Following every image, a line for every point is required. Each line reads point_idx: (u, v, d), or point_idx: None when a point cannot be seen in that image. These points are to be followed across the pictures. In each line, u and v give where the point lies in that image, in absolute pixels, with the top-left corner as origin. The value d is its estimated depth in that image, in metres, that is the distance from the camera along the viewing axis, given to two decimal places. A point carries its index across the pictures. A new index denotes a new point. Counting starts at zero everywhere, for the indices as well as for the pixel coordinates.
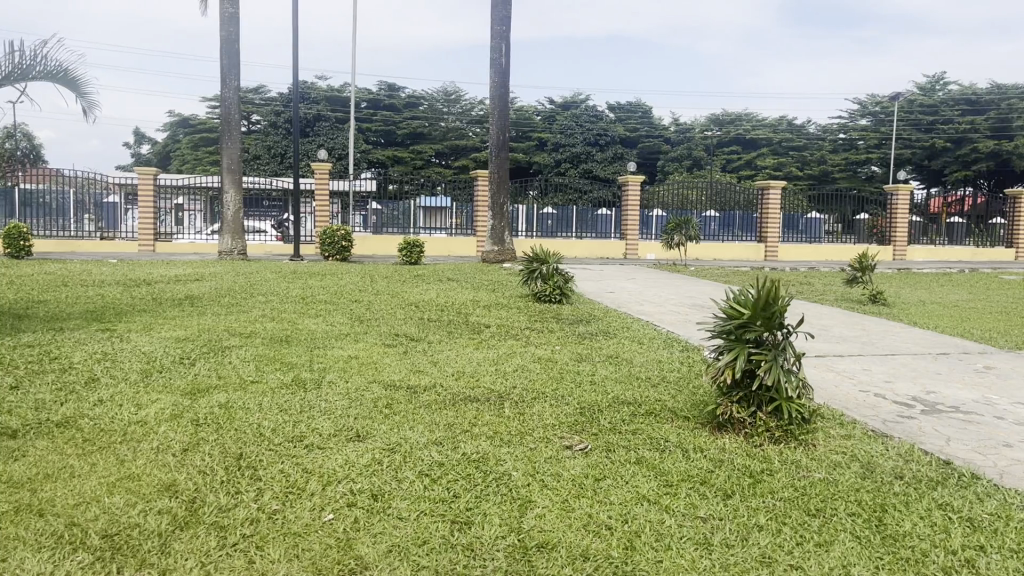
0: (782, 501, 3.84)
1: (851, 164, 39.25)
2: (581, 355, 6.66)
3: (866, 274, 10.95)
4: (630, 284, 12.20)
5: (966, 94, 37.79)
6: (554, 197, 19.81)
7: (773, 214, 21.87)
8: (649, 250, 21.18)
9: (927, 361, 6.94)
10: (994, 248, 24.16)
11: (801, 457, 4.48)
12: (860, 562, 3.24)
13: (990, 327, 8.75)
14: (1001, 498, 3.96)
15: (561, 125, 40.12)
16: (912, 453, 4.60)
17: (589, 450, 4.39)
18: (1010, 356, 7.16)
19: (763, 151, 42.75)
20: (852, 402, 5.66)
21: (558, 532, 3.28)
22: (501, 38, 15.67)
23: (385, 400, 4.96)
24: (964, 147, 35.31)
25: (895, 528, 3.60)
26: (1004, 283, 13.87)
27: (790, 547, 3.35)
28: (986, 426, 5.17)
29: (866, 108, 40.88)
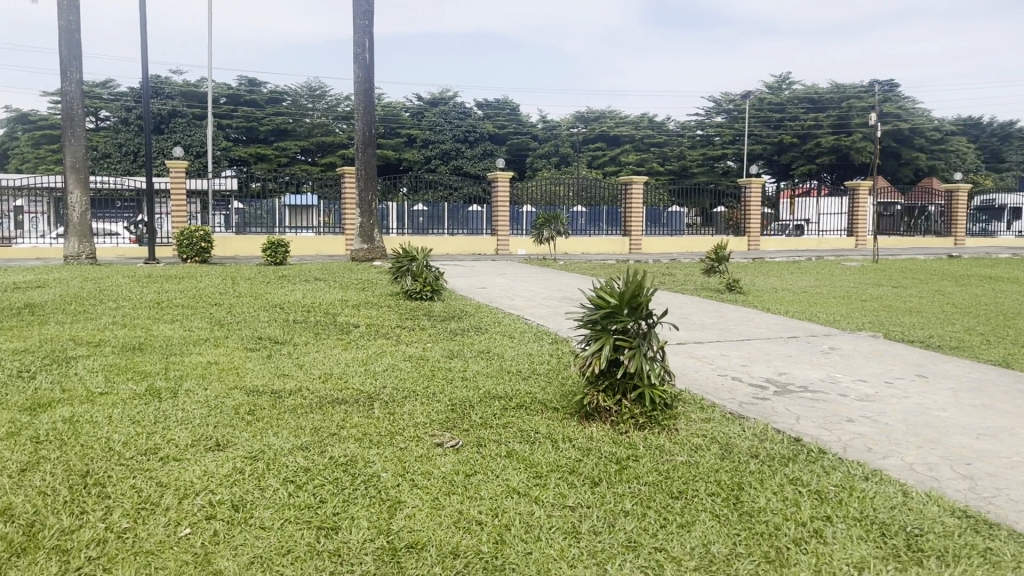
0: (646, 486, 3.97)
1: (708, 160, 40.94)
2: (451, 351, 6.64)
3: (722, 264, 11.51)
4: (500, 279, 12.29)
5: (810, 93, 40.31)
6: (425, 193, 19.69)
7: (637, 208, 22.48)
8: (519, 246, 21.42)
9: (779, 344, 7.33)
10: (836, 238, 25.76)
11: (665, 442, 4.63)
12: (720, 541, 3.39)
13: (834, 311, 9.35)
14: (845, 471, 4.26)
15: (430, 121, 40.06)
16: (765, 433, 4.86)
17: (459, 446, 4.38)
18: (851, 337, 7.69)
19: (627, 147, 44.16)
20: (710, 386, 5.92)
21: (428, 531, 3.26)
22: (364, 32, 15.38)
23: (247, 407, 4.76)
24: (809, 142, 37.64)
25: (751, 504, 3.80)
26: (845, 269, 14.84)
27: (654, 530, 3.46)
28: (831, 403, 5.54)
29: (721, 106, 43.11)
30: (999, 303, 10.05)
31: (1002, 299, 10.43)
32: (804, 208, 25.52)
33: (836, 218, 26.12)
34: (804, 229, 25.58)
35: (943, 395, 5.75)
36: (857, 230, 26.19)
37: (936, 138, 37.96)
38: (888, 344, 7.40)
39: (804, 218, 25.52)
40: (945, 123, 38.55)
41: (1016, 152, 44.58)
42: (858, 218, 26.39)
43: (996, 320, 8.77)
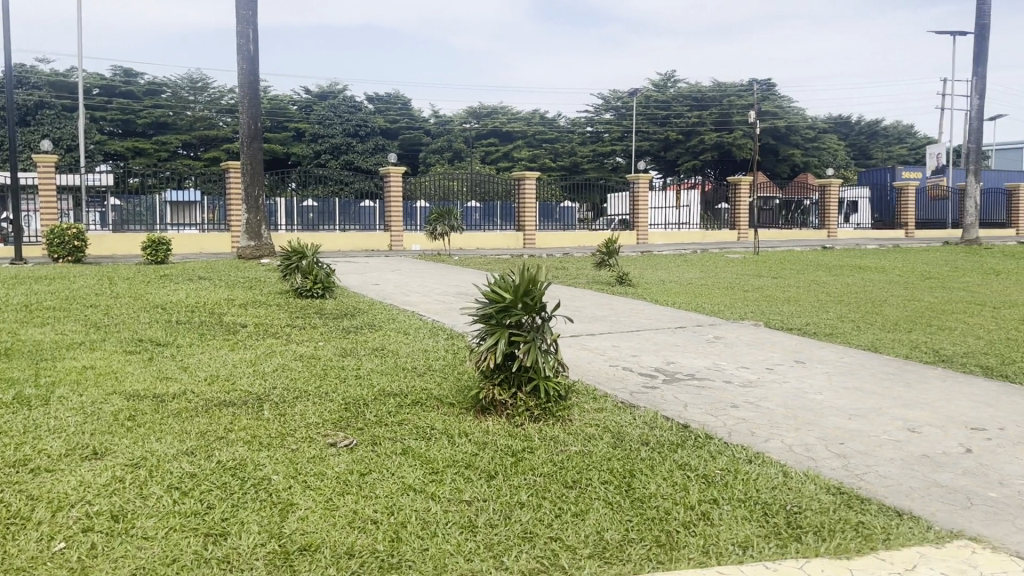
0: (541, 477, 4.01)
1: (597, 156, 41.93)
2: (345, 349, 6.53)
3: (613, 258, 11.79)
4: (394, 275, 12.18)
5: (693, 91, 41.79)
6: (315, 188, 19.26)
7: (529, 203, 22.68)
8: (413, 241, 21.26)
9: (668, 335, 7.56)
10: (720, 231, 26.70)
11: (559, 433, 4.70)
12: (613, 528, 3.47)
13: (718, 301, 9.72)
14: (730, 455, 4.44)
15: (319, 115, 39.23)
16: (655, 420, 5.00)
17: (353, 446, 4.31)
18: (735, 326, 8.00)
19: (519, 143, 44.56)
20: (602, 377, 6.04)
21: (322, 533, 3.19)
22: (247, 23, 14.91)
23: (127, 413, 4.54)
24: (693, 139, 38.97)
25: (642, 491, 3.91)
26: (728, 261, 15.46)
27: (549, 520, 3.51)
28: (716, 390, 5.76)
29: (610, 103, 44.11)
30: (867, 292, 10.68)
31: (871, 288, 11.09)
32: (628, 202, 24.75)
33: (662, 212, 25.49)
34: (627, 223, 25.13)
35: (818, 379, 6.07)
36: (682, 224, 26.07)
37: (810, 136, 40.00)
38: (769, 332, 7.75)
39: (629, 212, 24.90)
40: (818, 122, 40.68)
41: (881, 149, 47.51)
42: (682, 211, 26.05)
43: (865, 307, 9.32)
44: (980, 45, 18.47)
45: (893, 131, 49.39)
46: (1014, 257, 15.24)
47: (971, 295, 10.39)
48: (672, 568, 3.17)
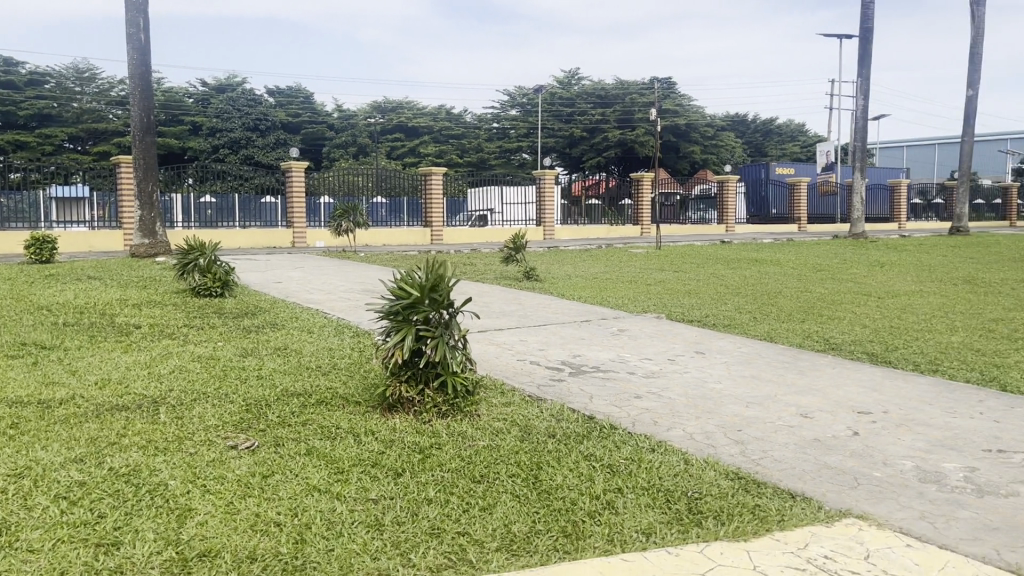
0: (448, 473, 4.01)
1: (504, 152, 42.14)
2: (246, 349, 6.35)
3: (520, 253, 11.87)
4: (297, 272, 11.91)
5: (597, 88, 42.50)
6: (213, 184, 18.64)
7: (436, 199, 22.59)
8: (317, 238, 20.84)
9: (573, 328, 7.66)
10: (624, 227, 27.17)
11: (467, 428, 4.70)
12: (520, 520, 3.50)
13: (622, 295, 9.92)
14: (635, 444, 4.54)
15: (217, 108, 38.02)
16: (562, 413, 5.06)
17: (255, 447, 4.20)
18: (638, 319, 8.18)
19: (425, 138, 44.31)
20: (509, 371, 6.08)
21: (222, 538, 3.10)
22: (138, 11, 14.30)
23: (9, 421, 4.29)
24: (597, 136, 39.60)
25: (549, 482, 3.95)
26: (632, 256, 15.78)
27: (457, 515, 3.50)
28: (621, 381, 5.88)
29: (515, 99, 44.40)
30: (763, 284, 11.10)
31: (766, 280, 11.53)
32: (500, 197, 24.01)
33: (523, 208, 24.53)
34: (486, 218, 24.09)
35: (718, 369, 6.27)
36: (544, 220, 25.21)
37: (709, 134, 41.20)
38: (671, 324, 7.96)
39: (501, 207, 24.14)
40: (716, 120, 41.96)
41: (775, 146, 49.38)
42: (544, 207, 25.15)
43: (760, 299, 9.68)
44: (865, 48, 19.39)
45: (785, 129, 51.40)
46: (897, 250, 16.11)
47: (857, 286, 10.94)
48: (578, 557, 3.22)
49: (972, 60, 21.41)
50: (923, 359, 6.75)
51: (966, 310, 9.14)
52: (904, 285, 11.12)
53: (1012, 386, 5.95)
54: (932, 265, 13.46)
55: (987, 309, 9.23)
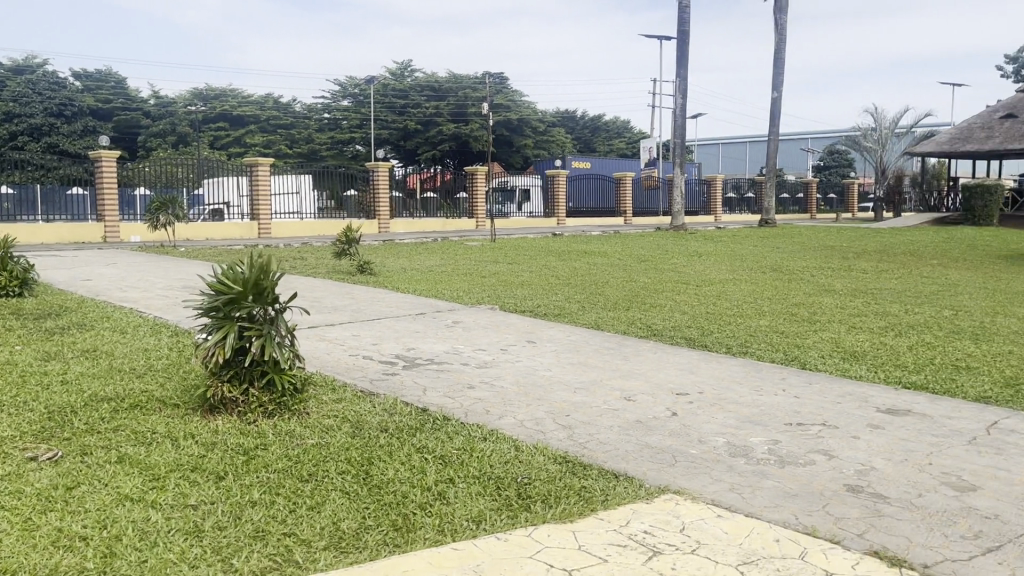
0: (274, 473, 3.88)
1: (336, 143, 41.14)
2: (49, 353, 5.85)
3: (353, 247, 11.68)
4: (110, 269, 11.11)
5: (430, 81, 42.65)
6: (11, 174, 17.07)
7: (264, 192, 21.68)
8: (132, 232, 19.38)
9: (407, 322, 7.62)
10: (459, 220, 27.24)
11: (295, 426, 4.57)
12: (350, 516, 3.44)
13: (457, 287, 9.97)
14: (467, 434, 4.58)
15: (14, 91, 34.74)
16: (394, 406, 5.02)
17: (60, 458, 3.89)
18: (472, 311, 8.25)
19: (251, 128, 42.56)
20: (341, 366, 5.96)
21: (19, 558, 2.84)
22: None
23: None
24: (431, 129, 39.49)
25: (380, 477, 3.91)
26: (467, 248, 15.91)
27: (283, 516, 3.40)
28: (454, 372, 5.91)
29: (347, 90, 43.60)
30: (592, 274, 11.50)
31: (594, 271, 11.94)
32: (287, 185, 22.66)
33: (264, 199, 22.19)
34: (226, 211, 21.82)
35: (548, 357, 6.44)
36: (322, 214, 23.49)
37: (540, 129, 42.15)
38: (504, 315, 8.09)
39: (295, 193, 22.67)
40: (547, 116, 43.01)
41: (603, 142, 51.33)
42: (291, 198, 22.74)
43: (589, 289, 10.03)
44: (681, 51, 20.44)
45: (613, 125, 53.52)
46: (713, 240, 17.17)
47: (677, 275, 11.57)
48: (408, 549, 3.20)
49: (776, 64, 23.10)
50: (735, 343, 7.24)
51: (772, 296, 9.89)
52: (720, 273, 11.87)
53: (809, 365, 6.53)
54: (744, 255, 14.45)
55: (791, 295, 10.03)
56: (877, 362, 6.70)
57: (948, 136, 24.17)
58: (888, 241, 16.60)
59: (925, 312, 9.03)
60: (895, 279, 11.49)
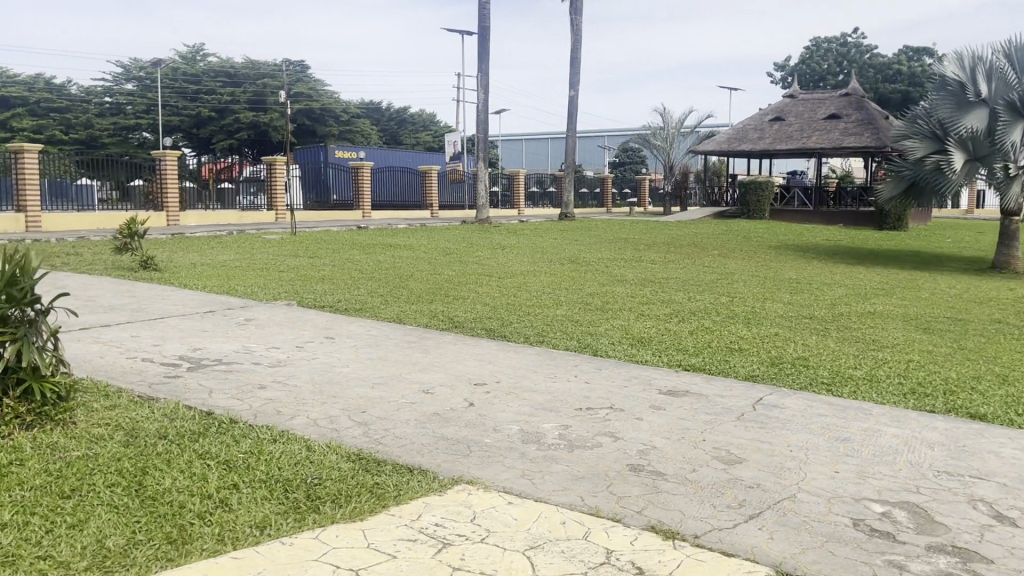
0: (31, 491, 3.51)
1: (120, 129, 38.11)
2: None
3: (135, 240, 10.79)
4: None
5: (225, 66, 40.86)
6: None
7: (33, 181, 19.69)
8: None
9: (195, 320, 7.18)
10: (257, 213, 25.96)
11: (59, 438, 4.16)
12: (117, 532, 3.18)
13: (253, 283, 9.54)
14: (256, 437, 4.37)
15: None
16: (176, 411, 4.70)
17: None
18: (267, 308, 7.90)
19: (19, 111, 38.55)
20: (116, 371, 5.50)
21: None
22: None
23: None
24: (227, 117, 37.56)
25: (155, 487, 3.65)
26: (265, 242, 15.27)
27: (38, 538, 3.08)
28: (244, 372, 5.63)
29: (131, 73, 40.65)
30: (396, 268, 11.39)
31: (398, 264, 11.85)
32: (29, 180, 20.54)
33: None
34: None
35: (345, 353, 6.29)
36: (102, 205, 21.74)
37: (344, 120, 41.37)
38: (301, 311, 7.82)
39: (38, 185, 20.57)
40: (351, 106, 42.27)
41: (409, 135, 51.18)
42: None
43: (392, 282, 9.93)
44: (482, 46, 20.72)
45: (419, 118, 53.50)
46: (516, 233, 17.56)
47: (480, 267, 11.74)
48: (182, 562, 3.00)
49: (572, 64, 23.99)
50: (533, 332, 7.45)
51: (570, 286, 10.27)
52: (522, 265, 12.16)
53: (601, 351, 6.83)
54: (545, 247, 14.92)
55: (587, 285, 10.46)
56: (661, 347, 7.12)
57: (727, 135, 26.24)
58: (676, 234, 17.76)
59: (706, 299, 9.73)
60: (681, 269, 12.28)
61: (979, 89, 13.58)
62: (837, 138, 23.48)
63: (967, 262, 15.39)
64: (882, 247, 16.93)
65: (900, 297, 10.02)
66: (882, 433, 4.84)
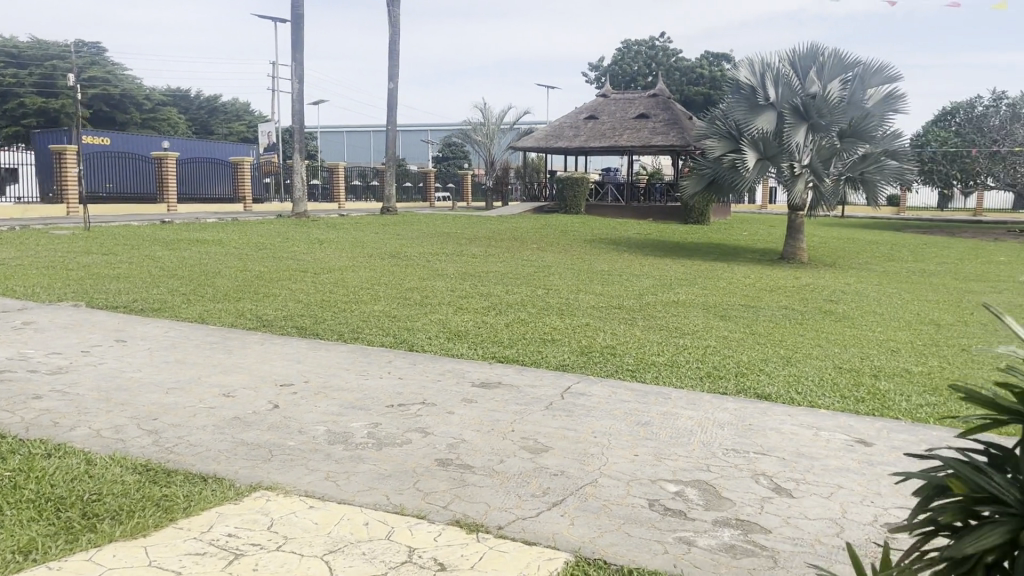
0: None
1: None
2: None
3: None
4: None
5: (6, 46, 37.31)
6: None
7: None
8: None
9: None
10: (47, 206, 23.28)
11: None
12: None
13: (35, 283, 8.69)
14: (26, 453, 3.95)
15: None
16: None
17: None
18: (51, 310, 7.22)
19: None
20: None
21: None
22: None
23: None
24: (10, 101, 34.19)
25: None
26: (52, 237, 14.01)
27: None
28: (17, 381, 5.09)
29: None
30: (202, 264, 10.78)
31: (205, 261, 11.20)
32: None
33: None
34: None
35: (138, 356, 5.86)
36: None
37: (146, 107, 38.87)
38: (90, 313, 7.21)
39: None
40: (154, 93, 39.74)
41: (221, 124, 48.75)
42: None
43: (197, 280, 9.39)
44: (296, 34, 20.05)
45: (232, 108, 51.13)
46: (334, 227, 17.14)
47: (296, 263, 11.34)
48: None
49: (389, 57, 23.72)
50: (347, 329, 7.26)
51: (390, 281, 10.14)
52: (339, 260, 11.86)
53: (416, 347, 6.76)
54: (364, 241, 14.64)
55: (405, 279, 10.36)
56: (477, 339, 7.16)
57: (544, 132, 26.92)
58: (496, 228, 17.99)
59: (522, 292, 9.90)
60: (500, 262, 12.44)
61: (768, 93, 14.77)
62: (646, 137, 24.68)
63: (760, 253, 16.64)
64: (686, 240, 17.98)
65: (701, 287, 10.67)
66: (678, 416, 5.10)
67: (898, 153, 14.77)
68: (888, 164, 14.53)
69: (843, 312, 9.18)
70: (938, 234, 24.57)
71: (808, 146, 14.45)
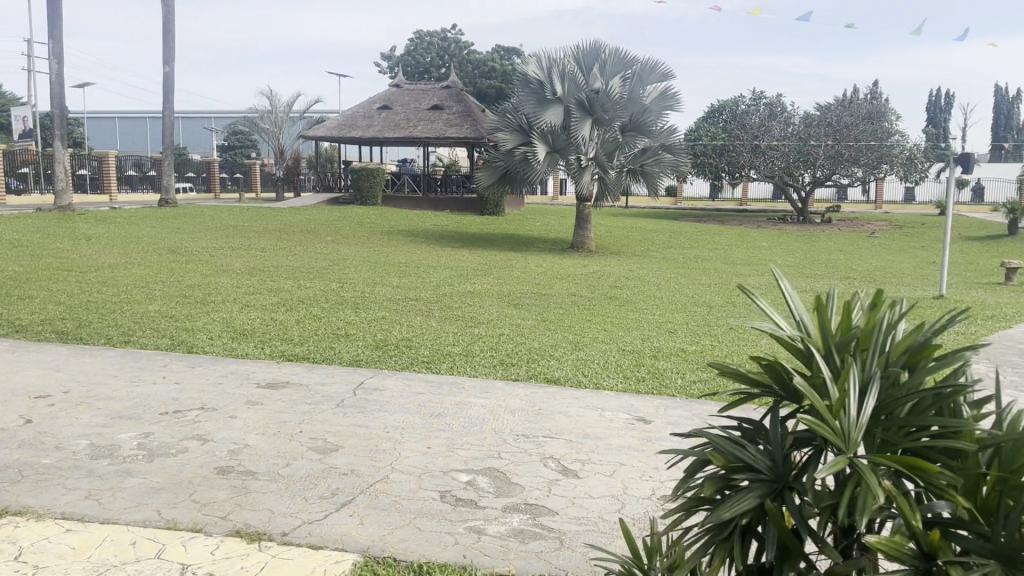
0: None
1: None
2: None
3: None
4: None
5: None
6: None
7: None
8: None
9: None
10: None
11: None
12: None
13: None
14: None
15: None
16: None
17: None
18: None
19: None
20: None
21: None
22: None
23: None
24: None
25: None
26: None
27: None
28: None
29: None
30: None
31: None
32: None
33: None
34: None
35: None
36: None
37: None
38: None
39: None
40: None
41: None
42: None
43: None
44: (53, 9, 18.18)
45: None
46: (105, 222, 15.77)
47: (57, 262, 10.27)
48: None
49: (164, 38, 22.11)
50: (116, 332, 6.65)
51: (167, 279, 9.42)
52: (108, 257, 10.89)
53: (197, 347, 6.35)
54: (140, 236, 13.57)
55: (185, 277, 9.68)
56: (264, 338, 6.82)
57: (336, 122, 26.27)
58: (288, 220, 17.34)
59: (315, 286, 9.58)
60: (290, 257, 11.98)
61: (555, 88, 15.21)
62: (440, 128, 24.77)
63: (552, 243, 17.23)
64: (481, 230, 18.25)
65: (495, 277, 10.85)
66: (471, 405, 5.14)
67: (674, 148, 15.80)
68: (665, 157, 15.50)
69: (626, 297, 9.66)
70: (709, 222, 26.62)
71: (592, 139, 15.18)
